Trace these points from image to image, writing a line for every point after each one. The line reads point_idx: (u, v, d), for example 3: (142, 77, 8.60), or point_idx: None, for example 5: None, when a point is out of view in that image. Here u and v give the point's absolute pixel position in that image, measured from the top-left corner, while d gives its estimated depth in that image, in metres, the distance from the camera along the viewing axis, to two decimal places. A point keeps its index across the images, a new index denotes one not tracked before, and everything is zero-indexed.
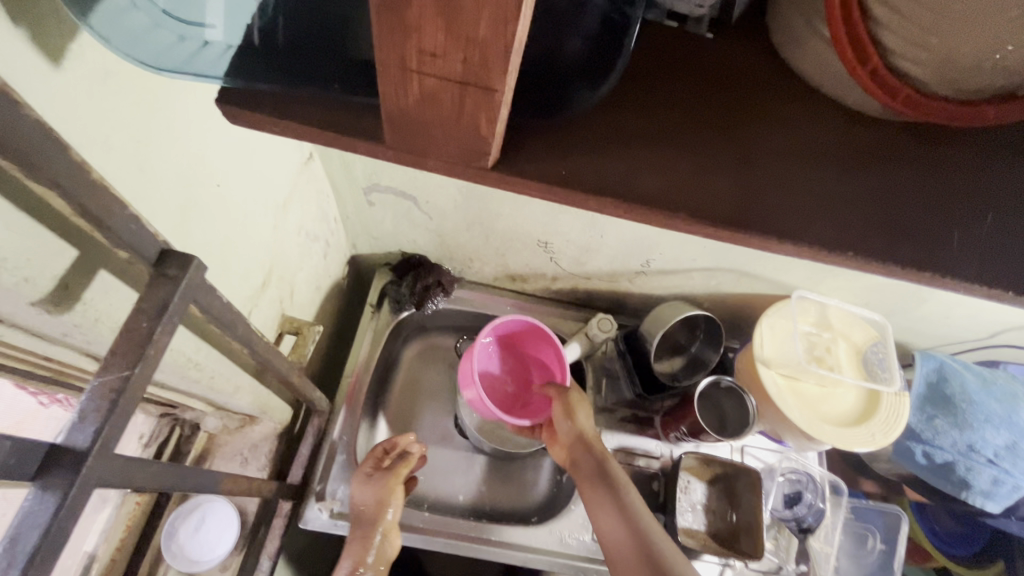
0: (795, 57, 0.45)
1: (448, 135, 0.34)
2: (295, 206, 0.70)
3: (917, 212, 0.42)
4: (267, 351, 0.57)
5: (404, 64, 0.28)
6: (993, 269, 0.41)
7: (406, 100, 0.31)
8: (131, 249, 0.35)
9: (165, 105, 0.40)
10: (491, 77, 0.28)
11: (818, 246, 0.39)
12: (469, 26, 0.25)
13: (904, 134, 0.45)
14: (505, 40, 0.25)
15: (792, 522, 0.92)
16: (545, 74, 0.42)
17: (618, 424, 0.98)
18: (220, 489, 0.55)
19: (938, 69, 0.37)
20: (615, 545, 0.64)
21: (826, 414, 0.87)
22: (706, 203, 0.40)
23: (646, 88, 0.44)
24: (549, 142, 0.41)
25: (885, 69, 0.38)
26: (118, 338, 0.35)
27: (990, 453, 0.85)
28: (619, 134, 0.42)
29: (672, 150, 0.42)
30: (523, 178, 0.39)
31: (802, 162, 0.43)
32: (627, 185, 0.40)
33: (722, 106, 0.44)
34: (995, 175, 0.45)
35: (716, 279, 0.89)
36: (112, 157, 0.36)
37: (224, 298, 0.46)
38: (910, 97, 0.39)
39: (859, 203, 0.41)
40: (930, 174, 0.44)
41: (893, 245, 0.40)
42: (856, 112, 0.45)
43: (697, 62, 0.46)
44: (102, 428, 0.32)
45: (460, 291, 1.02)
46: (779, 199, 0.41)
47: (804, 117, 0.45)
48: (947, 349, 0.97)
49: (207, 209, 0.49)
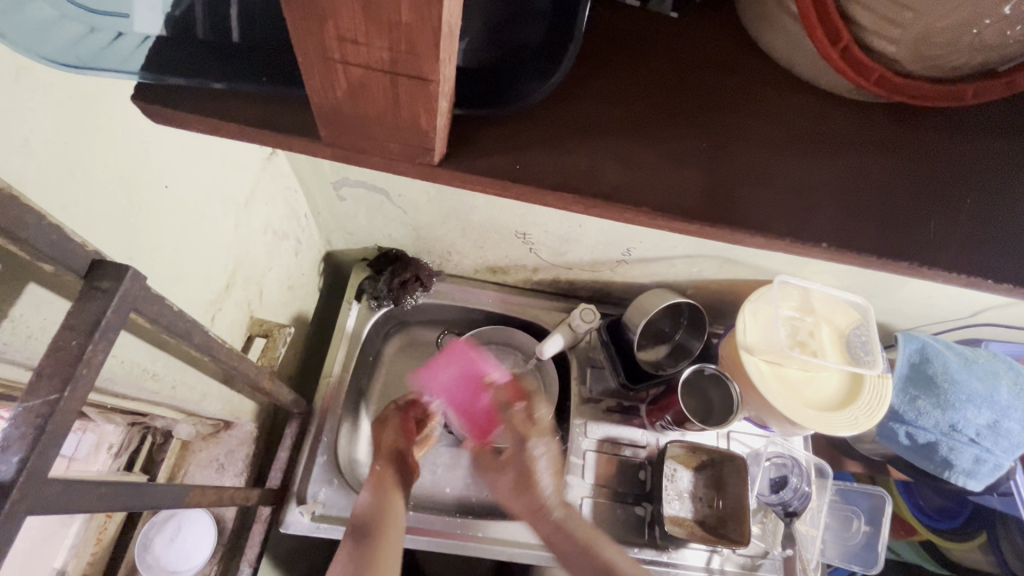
0: (766, 37, 0.43)
1: (388, 128, 0.32)
2: (258, 204, 0.67)
3: (893, 197, 0.41)
4: (230, 359, 0.55)
5: (326, 54, 0.26)
6: (971, 253, 0.40)
7: (336, 93, 0.29)
8: (55, 262, 0.32)
9: (91, 105, 0.37)
10: (421, 65, 0.25)
11: (792, 238, 0.38)
12: (388, 11, 0.22)
13: (879, 114, 0.43)
14: (430, 24, 0.23)
15: (778, 506, 0.91)
16: (502, 61, 0.40)
17: (603, 415, 0.97)
18: (187, 502, 0.54)
19: (914, 44, 0.35)
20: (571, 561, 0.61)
21: (809, 398, 0.86)
22: (674, 196, 0.38)
23: (608, 72, 0.42)
24: (504, 137, 0.39)
25: (857, 46, 0.36)
26: (45, 358, 0.32)
27: (972, 432, 0.85)
28: (580, 126, 0.40)
29: (635, 139, 0.40)
30: (478, 175, 0.37)
31: (776, 150, 0.41)
32: (589, 179, 0.38)
33: (690, 94, 0.42)
34: (973, 153, 0.43)
35: (698, 266, 0.87)
36: (34, 162, 0.33)
37: (174, 307, 0.43)
38: (884, 77, 0.37)
39: (833, 189, 0.40)
40: (906, 156, 0.42)
41: (869, 234, 0.39)
42: (828, 91, 0.43)
43: (665, 46, 0.44)
44: (29, 458, 0.30)
45: (440, 285, 1.00)
46: (751, 191, 0.39)
47: (775, 100, 0.43)
48: (930, 329, 0.97)
49: (152, 212, 0.46)
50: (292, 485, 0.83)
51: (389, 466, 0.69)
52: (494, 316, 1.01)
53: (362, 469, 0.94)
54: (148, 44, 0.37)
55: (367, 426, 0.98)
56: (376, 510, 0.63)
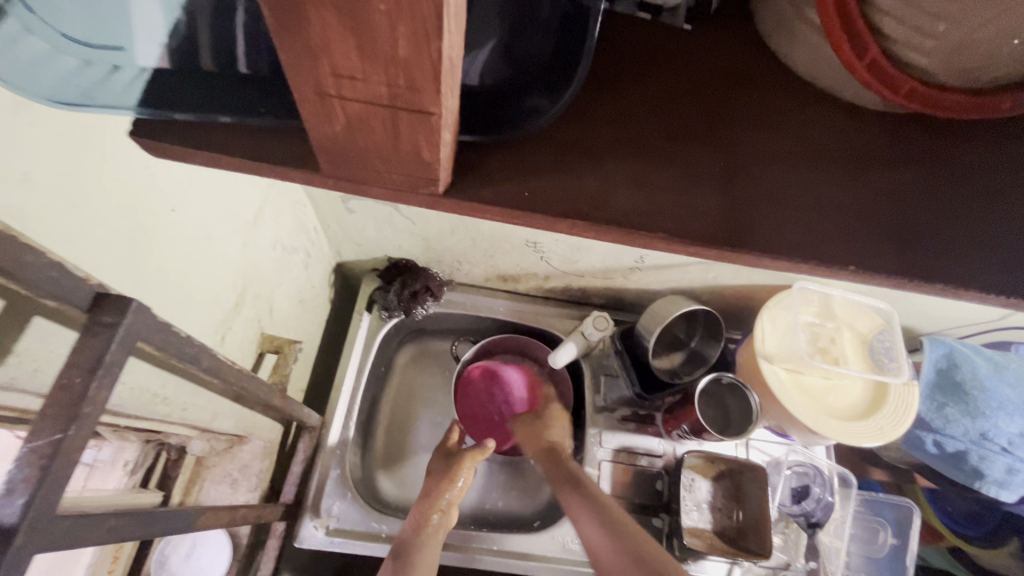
0: (785, 47, 0.43)
1: (387, 161, 0.33)
2: (266, 221, 0.67)
3: (917, 213, 0.40)
4: (240, 380, 0.54)
5: (323, 90, 0.26)
6: (1006, 271, 0.38)
7: (333, 126, 0.29)
8: (58, 298, 0.31)
9: (88, 135, 0.37)
10: (423, 99, 0.26)
11: (813, 262, 0.37)
12: (388, 48, 0.22)
13: (900, 126, 0.42)
14: (429, 57, 0.23)
15: (801, 517, 0.89)
16: (512, 79, 0.39)
17: (618, 424, 0.95)
18: (200, 526, 0.53)
19: (949, 54, 0.34)
20: (597, 550, 0.65)
21: (831, 407, 0.84)
22: (690, 221, 0.38)
23: (615, 92, 0.42)
24: (510, 161, 0.40)
25: (885, 59, 0.36)
26: (49, 397, 0.32)
27: (1004, 441, 0.82)
28: (592, 150, 0.40)
29: (645, 161, 0.39)
30: (482, 204, 0.38)
31: (793, 169, 0.40)
32: (599, 205, 0.38)
33: (700, 111, 0.41)
34: (1001, 163, 0.42)
35: (714, 272, 0.85)
36: (35, 193, 0.33)
37: (181, 333, 0.42)
38: (917, 90, 0.37)
39: (852, 207, 0.39)
40: (930, 169, 0.41)
41: (894, 256, 0.38)
42: (844, 105, 0.42)
43: (677, 63, 0.44)
44: (33, 500, 0.29)
45: (451, 294, 0.98)
46: (768, 213, 0.39)
47: (789, 114, 0.42)
48: (956, 333, 0.94)
49: (160, 237, 0.46)
50: (307, 499, 0.83)
51: (428, 503, 0.75)
52: (506, 324, 1.00)
53: (375, 481, 0.94)
54: (145, 77, 0.38)
55: (379, 437, 0.97)
56: (414, 539, 0.70)
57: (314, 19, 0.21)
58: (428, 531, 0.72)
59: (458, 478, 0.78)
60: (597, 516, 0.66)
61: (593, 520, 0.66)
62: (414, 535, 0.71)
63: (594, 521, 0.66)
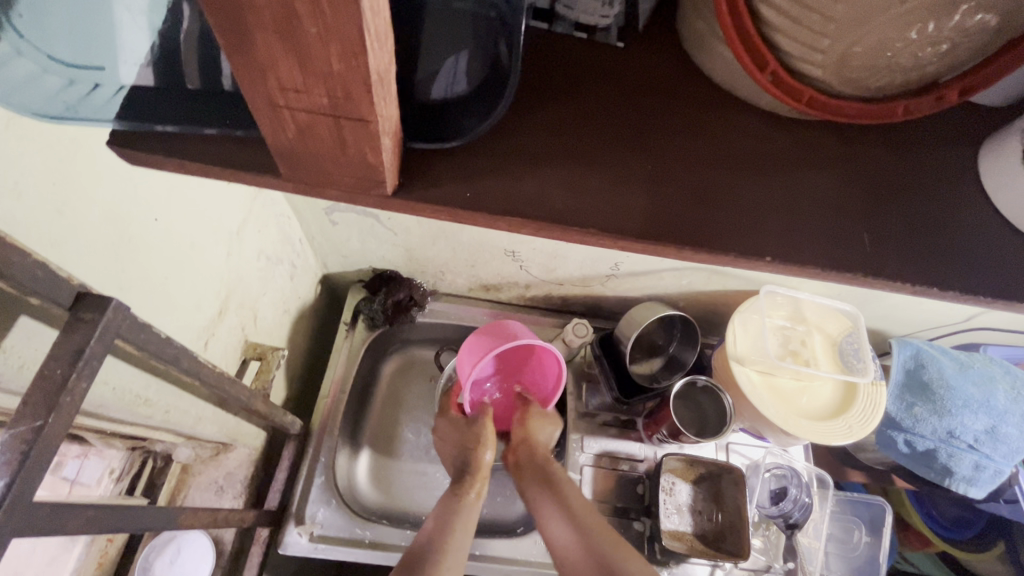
0: (707, 64, 0.50)
1: (337, 162, 0.37)
2: (251, 232, 0.70)
3: (823, 211, 0.47)
4: (222, 382, 0.57)
5: (273, 101, 0.31)
6: (904, 261, 0.46)
7: (287, 133, 0.34)
8: (42, 296, 0.34)
9: (74, 151, 0.40)
10: (359, 108, 0.30)
11: (725, 252, 0.44)
12: (322, 64, 0.27)
13: (803, 137, 0.50)
14: (358, 71, 0.27)
15: (780, 518, 0.90)
16: (463, 94, 0.44)
17: (600, 429, 0.96)
18: (180, 524, 0.55)
19: (836, 67, 0.41)
20: (565, 554, 0.62)
21: (803, 408, 0.86)
22: (619, 219, 0.44)
23: (553, 105, 0.48)
24: (453, 165, 0.45)
25: (784, 69, 0.42)
26: (31, 388, 0.34)
27: (970, 438, 0.84)
28: (531, 158, 0.46)
29: (581, 166, 0.46)
30: (430, 203, 0.43)
31: (713, 174, 0.47)
32: (539, 204, 0.44)
33: (629, 123, 0.48)
34: (890, 169, 0.50)
35: (687, 279, 0.87)
36: (24, 202, 0.36)
37: (162, 335, 0.45)
38: (814, 97, 0.44)
39: (766, 206, 0.46)
40: (832, 173, 0.49)
41: (804, 247, 0.45)
42: (756, 120, 0.50)
43: (608, 80, 0.50)
44: (13, 481, 0.32)
45: (434, 304, 1.01)
46: (694, 211, 0.45)
47: (707, 126, 0.49)
48: (926, 336, 0.96)
49: (145, 244, 0.49)
50: (291, 505, 0.84)
51: (470, 477, 0.72)
52: None
53: (360, 489, 0.94)
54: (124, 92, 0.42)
55: (365, 444, 0.98)
56: (446, 516, 0.65)
57: (258, 42, 0.26)
58: (462, 506, 0.67)
59: (485, 451, 0.75)
60: (568, 518, 0.64)
61: (564, 522, 0.64)
62: (445, 514, 0.66)
63: (565, 526, 0.64)
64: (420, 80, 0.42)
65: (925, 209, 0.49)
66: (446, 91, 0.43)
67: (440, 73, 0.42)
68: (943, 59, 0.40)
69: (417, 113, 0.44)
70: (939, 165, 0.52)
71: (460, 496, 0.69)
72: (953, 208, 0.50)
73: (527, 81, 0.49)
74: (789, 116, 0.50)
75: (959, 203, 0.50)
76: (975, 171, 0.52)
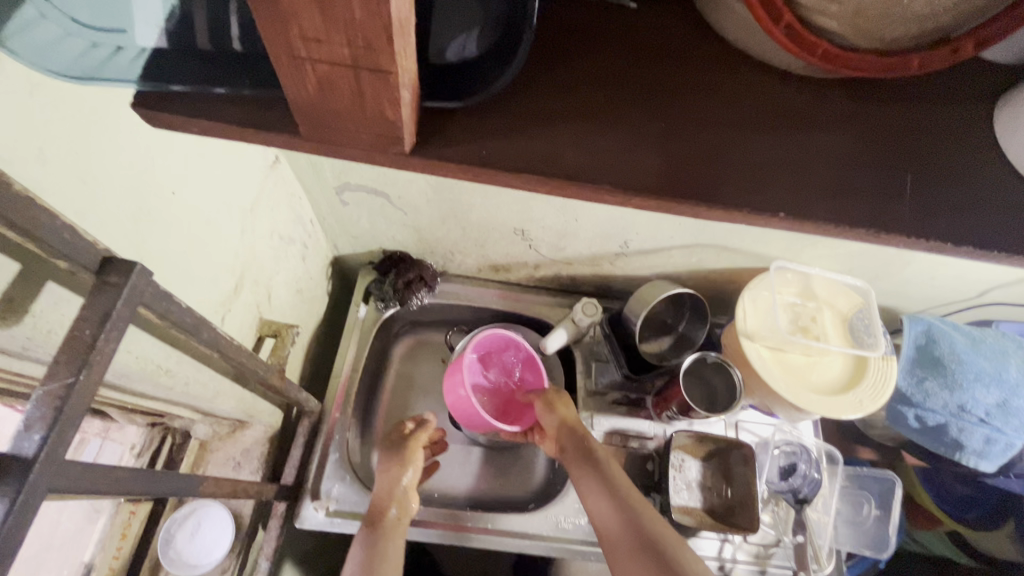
0: (720, 23, 0.50)
1: (357, 121, 0.38)
2: (263, 209, 0.70)
3: (837, 167, 0.47)
4: (240, 355, 0.57)
5: (294, 54, 0.31)
6: (920, 219, 0.46)
7: (308, 90, 0.35)
8: (71, 257, 0.35)
9: (98, 118, 0.41)
10: (378, 60, 0.31)
11: (737, 209, 0.44)
12: (344, 11, 0.27)
13: (816, 94, 0.50)
14: (378, 17, 0.27)
15: (789, 493, 0.90)
16: (476, 57, 0.45)
17: (610, 407, 0.96)
18: (201, 493, 0.56)
19: (852, 20, 0.41)
20: (608, 528, 0.66)
21: (814, 383, 0.86)
22: (633, 177, 0.44)
23: (562, 64, 0.48)
24: (468, 125, 0.46)
25: (798, 21, 0.42)
26: (62, 346, 0.36)
27: (982, 412, 0.83)
28: (543, 116, 0.46)
29: (592, 124, 0.46)
30: (445, 162, 0.44)
31: (724, 130, 0.47)
32: (550, 162, 0.44)
33: (638, 80, 0.48)
34: (904, 125, 0.50)
35: (697, 256, 0.87)
36: (50, 170, 0.37)
37: (183, 303, 0.45)
38: (828, 51, 0.43)
39: (778, 162, 0.46)
40: (845, 129, 0.49)
41: (817, 204, 0.45)
42: (769, 78, 0.50)
43: (619, 40, 0.50)
44: (49, 434, 0.33)
45: (444, 286, 1.01)
46: (704, 167, 0.45)
47: (720, 83, 0.49)
48: (937, 312, 0.95)
49: (161, 217, 0.50)
50: (307, 482, 0.85)
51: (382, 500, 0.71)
52: (499, 314, 1.02)
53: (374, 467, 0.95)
54: (144, 56, 0.42)
55: (378, 423, 0.99)
56: (375, 543, 0.66)
57: None
58: (395, 525, 0.69)
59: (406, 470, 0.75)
60: (612, 498, 0.67)
61: (609, 501, 0.67)
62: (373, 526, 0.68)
63: (609, 502, 0.67)
64: (432, 51, 0.44)
65: (940, 165, 0.49)
66: (458, 56, 0.45)
67: (451, 44, 0.44)
68: (956, 9, 0.40)
69: (431, 75, 0.45)
70: (951, 121, 0.51)
71: (379, 520, 0.69)
72: (964, 166, 0.49)
73: (537, 42, 0.49)
74: (802, 75, 0.50)
75: (974, 159, 0.50)
76: (991, 132, 0.51)
